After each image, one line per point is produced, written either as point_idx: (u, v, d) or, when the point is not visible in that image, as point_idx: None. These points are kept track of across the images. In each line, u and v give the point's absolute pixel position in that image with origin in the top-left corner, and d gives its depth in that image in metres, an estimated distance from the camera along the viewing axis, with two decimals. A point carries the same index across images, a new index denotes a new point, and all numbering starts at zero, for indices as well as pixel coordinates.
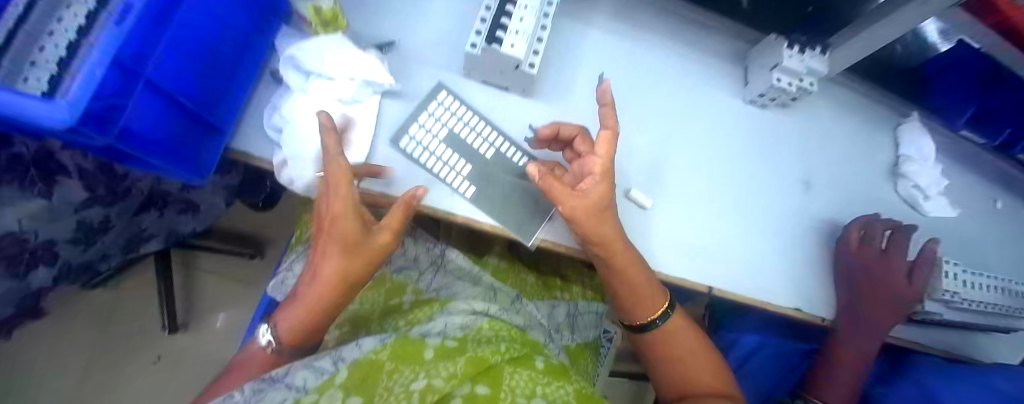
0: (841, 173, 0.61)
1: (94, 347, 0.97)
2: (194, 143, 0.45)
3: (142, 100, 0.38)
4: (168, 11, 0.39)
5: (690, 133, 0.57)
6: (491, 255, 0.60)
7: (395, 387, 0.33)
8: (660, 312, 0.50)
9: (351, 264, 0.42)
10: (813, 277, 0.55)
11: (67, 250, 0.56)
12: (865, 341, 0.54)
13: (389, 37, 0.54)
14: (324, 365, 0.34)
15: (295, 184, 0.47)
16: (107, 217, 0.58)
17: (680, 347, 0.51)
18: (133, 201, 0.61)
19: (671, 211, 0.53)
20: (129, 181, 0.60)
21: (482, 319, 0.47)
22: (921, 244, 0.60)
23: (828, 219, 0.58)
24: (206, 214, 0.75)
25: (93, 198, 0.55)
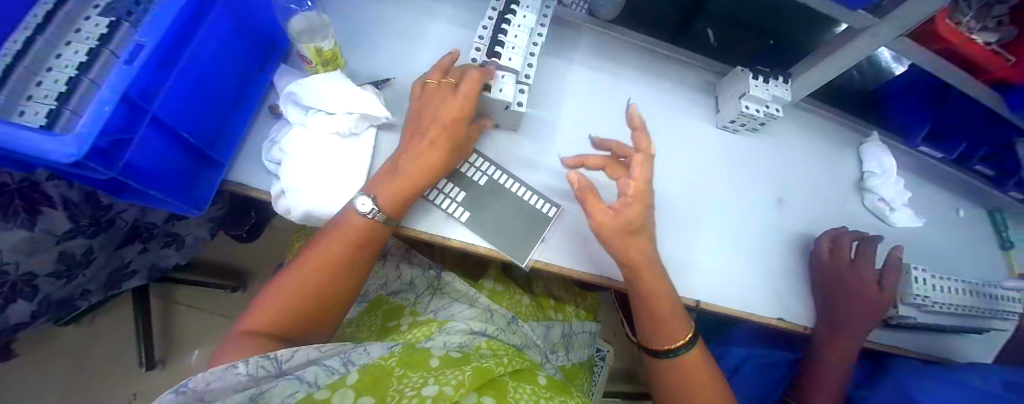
0: (812, 190, 0.65)
1: (65, 388, 0.92)
2: (192, 177, 0.46)
3: (145, 136, 0.40)
4: (173, 51, 0.41)
5: (671, 156, 0.60)
6: (486, 278, 0.59)
7: (406, 390, 0.33)
8: (685, 341, 0.50)
9: (451, 154, 0.48)
10: (792, 290, 0.58)
11: (48, 283, 0.57)
12: (848, 344, 0.56)
13: (384, 75, 0.57)
14: (335, 365, 0.35)
15: (291, 214, 0.48)
16: (89, 248, 0.58)
17: (698, 380, 0.49)
18: (116, 232, 0.61)
19: (695, 241, 0.56)
20: (113, 212, 0.58)
21: (480, 338, 0.47)
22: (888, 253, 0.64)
23: (803, 233, 0.61)
24: (189, 246, 0.76)
25: (75, 229, 0.55)
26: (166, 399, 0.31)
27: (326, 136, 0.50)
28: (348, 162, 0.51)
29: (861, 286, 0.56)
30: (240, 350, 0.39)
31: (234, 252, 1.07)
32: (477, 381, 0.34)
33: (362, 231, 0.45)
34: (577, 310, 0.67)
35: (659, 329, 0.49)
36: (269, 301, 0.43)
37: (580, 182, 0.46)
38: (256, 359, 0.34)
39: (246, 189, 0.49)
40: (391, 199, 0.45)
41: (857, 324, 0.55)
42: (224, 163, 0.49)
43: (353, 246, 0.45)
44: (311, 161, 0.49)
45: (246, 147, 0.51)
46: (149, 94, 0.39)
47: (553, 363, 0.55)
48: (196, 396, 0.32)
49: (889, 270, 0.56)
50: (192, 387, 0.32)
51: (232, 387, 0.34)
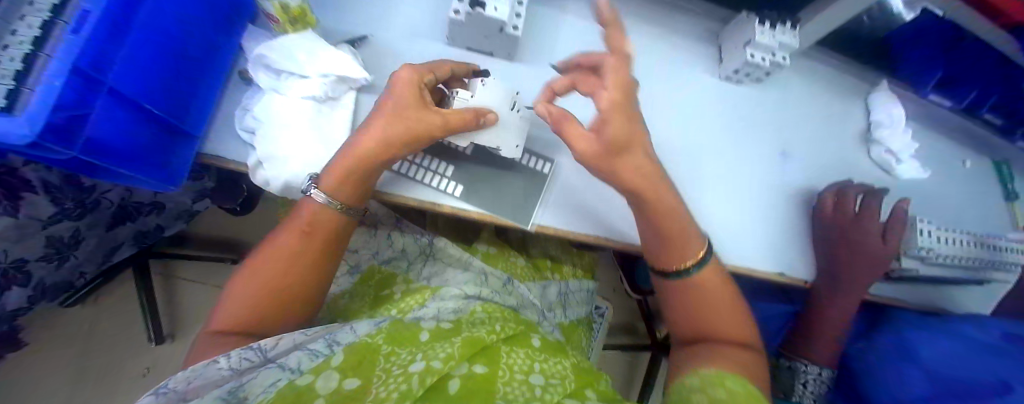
0: (815, 143, 0.62)
1: (77, 366, 0.95)
2: (165, 152, 0.45)
3: (103, 111, 0.38)
4: (124, 22, 0.40)
5: (672, 114, 0.58)
6: (480, 242, 0.58)
7: (394, 368, 0.32)
8: (697, 260, 0.45)
9: (394, 126, 0.43)
10: (795, 246, 0.57)
11: (40, 268, 0.57)
12: (845, 303, 0.56)
13: (362, 32, 0.54)
14: (318, 348, 0.34)
15: (271, 185, 0.47)
16: (76, 230, 0.58)
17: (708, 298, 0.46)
18: (102, 213, 0.60)
19: (711, 200, 0.56)
20: (97, 193, 0.57)
21: (475, 303, 0.47)
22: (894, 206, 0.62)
23: (807, 186, 0.60)
24: (171, 213, 0.74)
25: (60, 212, 0.54)
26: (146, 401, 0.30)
27: (300, 103, 0.48)
28: (329, 129, 0.49)
29: (866, 245, 0.55)
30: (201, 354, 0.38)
31: (231, 226, 1.07)
32: (467, 350, 0.33)
33: (307, 219, 0.45)
34: (574, 270, 0.67)
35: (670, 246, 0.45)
36: (228, 300, 0.43)
37: (556, 110, 0.42)
38: (238, 352, 0.34)
39: (223, 161, 0.48)
40: (331, 181, 0.44)
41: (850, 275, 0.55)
42: (196, 135, 0.46)
43: (301, 236, 0.45)
44: (288, 130, 0.47)
45: (222, 116, 0.49)
46: (101, 63, 0.38)
47: (552, 323, 0.55)
48: (179, 395, 0.31)
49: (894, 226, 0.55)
50: (173, 386, 0.31)
51: (213, 382, 0.33)
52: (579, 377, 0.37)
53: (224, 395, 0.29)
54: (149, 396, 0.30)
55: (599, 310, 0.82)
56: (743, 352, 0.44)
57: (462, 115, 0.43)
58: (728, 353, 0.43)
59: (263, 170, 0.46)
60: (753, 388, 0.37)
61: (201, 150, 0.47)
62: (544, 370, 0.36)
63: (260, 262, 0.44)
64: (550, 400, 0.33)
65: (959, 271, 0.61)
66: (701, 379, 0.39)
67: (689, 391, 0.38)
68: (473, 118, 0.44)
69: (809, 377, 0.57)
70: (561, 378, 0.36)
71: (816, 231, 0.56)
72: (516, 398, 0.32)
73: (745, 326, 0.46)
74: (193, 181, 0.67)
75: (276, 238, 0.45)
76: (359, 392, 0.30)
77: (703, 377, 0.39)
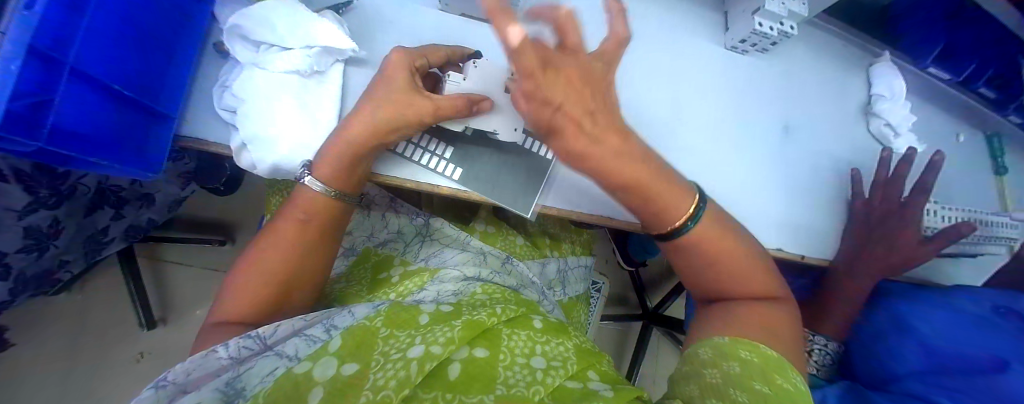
0: (817, 115, 0.61)
1: (68, 354, 0.94)
2: (139, 137, 0.43)
3: (68, 96, 0.36)
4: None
5: (670, 87, 0.56)
6: (477, 221, 0.57)
7: (391, 351, 0.32)
8: (690, 215, 0.41)
9: (386, 108, 0.41)
10: (794, 221, 0.56)
11: (20, 259, 0.55)
12: (861, 283, 0.57)
13: None
14: (316, 334, 0.33)
15: (257, 168, 0.45)
16: (55, 219, 0.56)
17: (719, 249, 0.42)
18: (79, 200, 0.58)
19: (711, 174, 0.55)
20: (73, 178, 0.55)
21: (475, 284, 0.46)
22: (913, 181, 0.61)
23: (807, 161, 0.59)
24: (161, 204, 0.72)
25: (36, 201, 0.52)
26: (144, 395, 0.29)
27: (283, 78, 0.46)
28: (317, 106, 0.47)
29: (900, 229, 0.56)
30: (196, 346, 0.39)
31: (217, 207, 1.05)
32: (467, 334, 0.33)
33: (300, 210, 0.43)
34: (572, 247, 0.67)
35: (660, 209, 0.40)
36: (226, 298, 0.41)
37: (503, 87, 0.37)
38: (237, 341, 0.33)
39: (204, 144, 0.46)
40: (325, 168, 0.43)
41: (869, 235, 0.56)
42: (172, 116, 0.44)
43: (295, 228, 0.43)
44: (274, 108, 0.45)
45: (196, 94, 0.46)
46: (61, 44, 0.36)
47: (553, 301, 0.55)
48: (178, 388, 0.31)
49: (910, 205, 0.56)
50: (172, 379, 0.30)
51: (213, 372, 0.33)
52: (580, 357, 0.37)
53: (221, 387, 0.29)
54: (147, 391, 0.29)
55: (596, 285, 0.82)
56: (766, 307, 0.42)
57: (451, 103, 0.41)
58: (747, 315, 0.41)
59: (248, 152, 0.45)
60: (768, 353, 0.36)
61: (180, 133, 0.45)
62: (546, 353, 0.36)
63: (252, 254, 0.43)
64: (551, 384, 0.32)
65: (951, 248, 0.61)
66: (714, 349, 0.38)
67: (702, 364, 0.38)
68: (463, 107, 0.41)
69: (815, 346, 0.59)
70: (563, 360, 0.36)
71: (852, 219, 0.57)
72: (517, 383, 0.32)
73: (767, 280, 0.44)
74: (173, 163, 0.65)
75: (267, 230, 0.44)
76: (358, 376, 0.30)
77: (716, 347, 0.38)
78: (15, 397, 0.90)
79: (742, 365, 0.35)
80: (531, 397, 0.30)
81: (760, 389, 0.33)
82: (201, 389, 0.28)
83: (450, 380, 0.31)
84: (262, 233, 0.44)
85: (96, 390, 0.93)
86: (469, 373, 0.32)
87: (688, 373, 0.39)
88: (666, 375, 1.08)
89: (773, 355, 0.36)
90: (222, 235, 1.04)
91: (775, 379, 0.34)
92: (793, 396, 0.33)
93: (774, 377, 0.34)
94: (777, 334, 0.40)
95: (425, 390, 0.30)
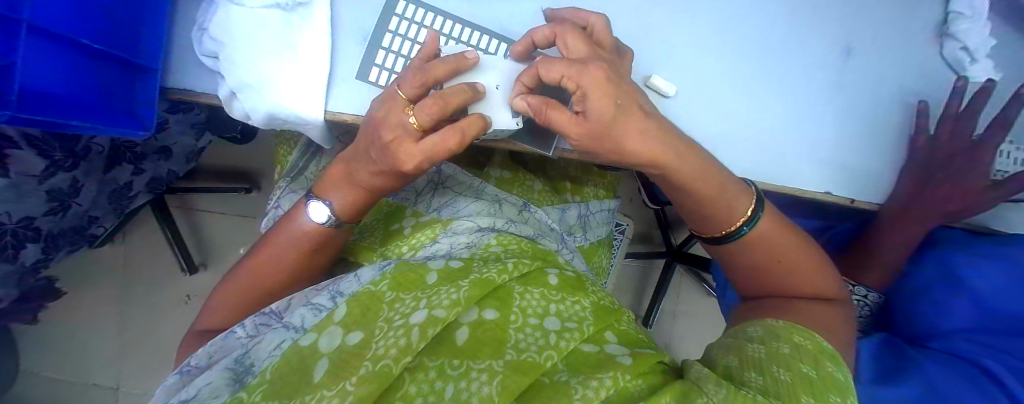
0: (882, 34, 0.51)
1: (120, 300, 1.03)
2: (127, 92, 0.42)
3: (32, 57, 0.34)
4: None
5: (696, 13, 0.49)
6: (493, 166, 0.55)
7: (396, 315, 0.31)
8: (746, 218, 0.40)
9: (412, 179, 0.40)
10: (843, 159, 0.50)
11: (48, 221, 0.57)
12: (912, 227, 0.54)
13: None
14: (322, 303, 0.32)
15: (252, 119, 0.44)
16: (75, 180, 0.56)
17: (778, 252, 0.41)
18: (97, 159, 0.58)
19: (739, 106, 0.49)
20: (85, 140, 0.54)
21: (490, 235, 0.44)
22: (990, 115, 0.53)
23: (864, 91, 0.51)
24: (178, 155, 0.72)
25: (53, 165, 0.52)
26: (172, 381, 0.30)
27: (262, 13, 0.42)
28: (306, 43, 0.43)
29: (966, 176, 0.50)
30: (222, 314, 0.40)
31: (236, 154, 1.05)
32: (474, 295, 0.32)
33: (310, 238, 0.42)
34: (595, 190, 0.64)
35: (715, 212, 0.40)
36: (257, 263, 0.42)
37: (536, 105, 0.34)
38: (253, 319, 0.34)
39: (191, 96, 0.45)
40: (352, 212, 0.42)
41: (925, 211, 0.52)
42: (156, 68, 0.43)
43: (307, 253, 0.42)
44: (264, 54, 0.42)
45: (178, 46, 0.45)
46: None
47: (572, 250, 0.53)
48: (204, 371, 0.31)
49: (982, 146, 0.49)
50: (196, 363, 0.31)
51: None
52: (597, 318, 0.36)
53: (231, 365, 0.29)
54: (172, 377, 0.30)
55: (621, 227, 0.80)
56: (815, 302, 0.41)
57: None
58: (806, 310, 0.39)
59: (238, 103, 0.43)
60: (823, 342, 0.34)
61: (165, 85, 0.45)
62: (560, 312, 0.35)
63: (257, 255, 0.43)
64: (564, 348, 0.31)
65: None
66: (765, 329, 0.36)
67: (749, 340, 0.35)
68: None
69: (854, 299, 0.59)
70: (579, 322, 0.34)
71: (909, 166, 0.51)
72: (528, 348, 0.30)
73: (824, 277, 0.42)
74: (184, 114, 0.63)
75: (272, 239, 0.43)
76: (361, 345, 0.29)
77: (767, 328, 0.36)
78: (88, 337, 1.02)
79: (795, 347, 0.33)
80: (544, 364, 0.29)
81: (809, 373, 0.30)
82: (213, 368, 0.28)
83: (458, 345, 0.30)
84: (282, 223, 0.43)
85: (147, 332, 1.02)
86: (480, 338, 0.31)
87: (729, 347, 0.36)
88: (688, 311, 1.08)
89: (828, 345, 0.34)
90: (249, 184, 1.05)
91: (825, 366, 0.31)
92: (845, 386, 0.30)
93: (826, 363, 0.32)
94: (830, 327, 0.38)
95: (430, 358, 0.29)
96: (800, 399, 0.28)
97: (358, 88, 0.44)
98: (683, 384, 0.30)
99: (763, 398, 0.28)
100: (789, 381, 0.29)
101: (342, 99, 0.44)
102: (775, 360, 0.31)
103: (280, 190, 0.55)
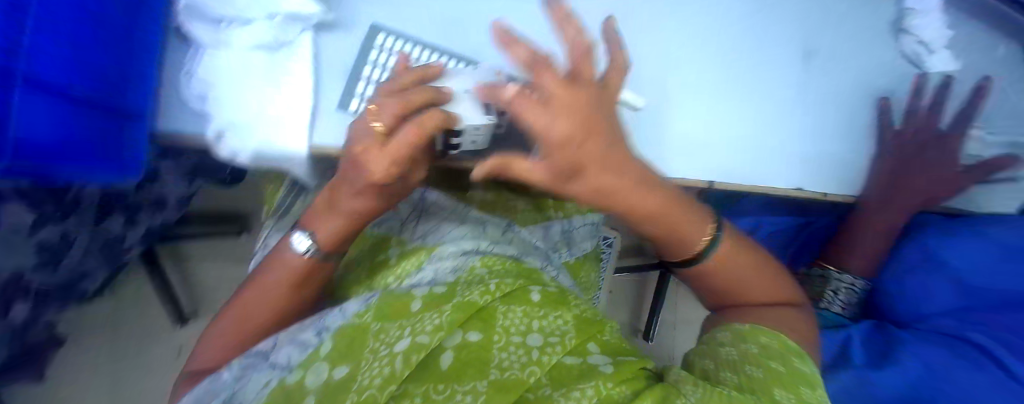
0: (843, 35, 0.54)
1: (107, 355, 1.00)
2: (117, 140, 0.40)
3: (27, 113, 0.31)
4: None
5: (664, 24, 0.51)
6: (476, 189, 0.57)
7: (382, 347, 0.31)
8: (708, 242, 0.38)
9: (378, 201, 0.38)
10: (822, 155, 0.52)
11: (36, 274, 0.56)
12: (883, 217, 0.57)
13: None
14: (309, 339, 0.32)
15: (240, 157, 0.44)
16: (65, 232, 0.56)
17: (739, 268, 0.41)
18: (88, 211, 0.58)
19: (713, 112, 0.50)
20: (75, 192, 0.54)
21: (474, 258, 0.44)
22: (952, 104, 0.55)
23: (833, 87, 0.53)
24: (173, 205, 0.73)
25: (42, 217, 0.52)
26: None
27: (248, 54, 0.44)
28: (293, 80, 0.44)
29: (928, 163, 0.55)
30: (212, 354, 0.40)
31: (226, 198, 1.05)
32: (458, 318, 0.32)
33: (296, 275, 0.42)
34: (578, 205, 0.63)
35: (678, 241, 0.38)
36: (241, 300, 0.42)
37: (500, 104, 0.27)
38: (239, 361, 0.33)
39: (184, 138, 0.44)
40: (331, 243, 0.41)
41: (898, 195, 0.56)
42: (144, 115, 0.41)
43: (290, 290, 0.42)
44: (254, 94, 0.43)
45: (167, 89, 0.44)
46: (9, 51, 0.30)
47: (558, 266, 0.53)
48: None
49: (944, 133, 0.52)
50: None
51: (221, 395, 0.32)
52: (579, 330, 0.36)
53: None
54: None
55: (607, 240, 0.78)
56: (784, 307, 0.42)
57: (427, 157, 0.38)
58: (764, 319, 0.40)
59: (225, 141, 0.43)
60: (787, 339, 0.34)
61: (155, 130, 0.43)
62: (543, 328, 0.35)
63: (239, 295, 0.43)
64: (546, 362, 0.32)
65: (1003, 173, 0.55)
66: (732, 333, 0.36)
67: (718, 343, 0.36)
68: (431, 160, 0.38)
69: (841, 285, 0.58)
70: (561, 335, 0.35)
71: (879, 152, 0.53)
72: (511, 365, 0.31)
73: (780, 285, 0.43)
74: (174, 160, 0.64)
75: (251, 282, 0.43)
76: (348, 378, 0.29)
77: (734, 331, 0.36)
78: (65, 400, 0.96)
79: (762, 348, 0.33)
80: (527, 380, 0.30)
81: (777, 369, 0.31)
82: None
83: (443, 370, 0.30)
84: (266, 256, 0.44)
85: (133, 387, 0.99)
86: (463, 360, 0.31)
87: (705, 350, 0.37)
88: (687, 320, 1.08)
89: (791, 342, 0.34)
90: (239, 227, 1.05)
91: (791, 361, 0.32)
92: (807, 377, 0.31)
93: (790, 360, 0.32)
94: (789, 330, 0.38)
95: (417, 385, 0.29)
96: (774, 395, 0.29)
97: (338, 117, 0.45)
98: (664, 386, 0.31)
99: (738, 394, 0.28)
100: (763, 378, 0.30)
101: (327, 131, 0.45)
102: (748, 359, 0.32)
103: (270, 230, 0.56)
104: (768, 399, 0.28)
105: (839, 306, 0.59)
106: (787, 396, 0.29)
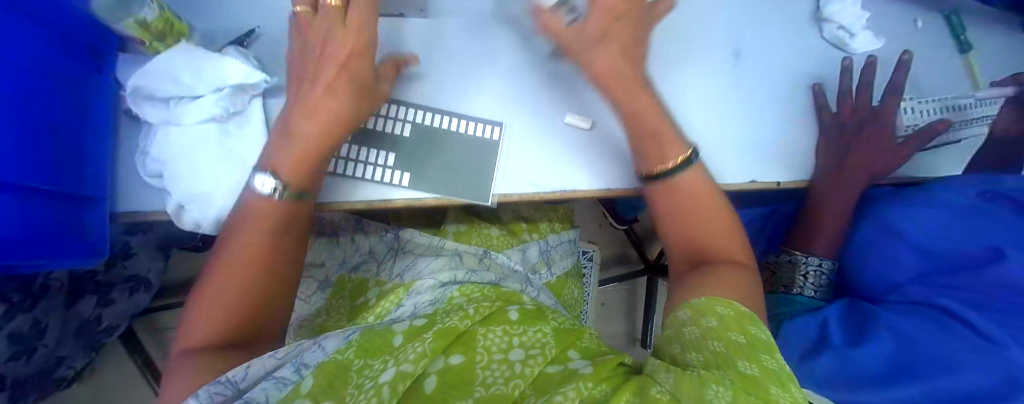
0: (768, 35, 0.58)
1: None
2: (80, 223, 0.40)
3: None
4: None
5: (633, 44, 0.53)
6: (448, 222, 0.57)
7: (365, 382, 0.32)
8: (683, 158, 0.44)
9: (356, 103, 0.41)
10: (767, 149, 0.55)
11: (8, 367, 0.54)
12: (838, 198, 0.59)
13: (250, 26, 0.50)
14: (286, 375, 0.31)
15: (204, 227, 0.44)
16: (35, 320, 0.54)
17: (696, 206, 0.45)
18: (57, 295, 0.57)
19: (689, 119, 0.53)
20: (43, 277, 0.53)
21: (452, 288, 0.45)
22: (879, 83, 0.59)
23: (765, 84, 0.57)
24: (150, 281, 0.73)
25: (11, 308, 0.50)
26: None
27: (200, 128, 0.44)
28: (246, 146, 0.46)
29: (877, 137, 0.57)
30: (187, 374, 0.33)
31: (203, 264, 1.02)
32: (439, 344, 0.34)
33: (273, 214, 0.39)
34: (551, 225, 0.65)
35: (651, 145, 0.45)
36: (211, 282, 0.37)
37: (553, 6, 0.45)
38: (206, 387, 0.29)
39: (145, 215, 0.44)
40: (297, 168, 0.39)
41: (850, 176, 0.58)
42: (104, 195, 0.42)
43: (271, 233, 0.39)
44: (210, 165, 0.44)
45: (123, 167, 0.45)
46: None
47: (538, 286, 0.54)
48: None
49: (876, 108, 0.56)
50: None
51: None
52: (558, 340, 0.39)
53: None
54: None
55: (587, 254, 0.80)
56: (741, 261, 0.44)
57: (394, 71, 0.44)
58: (724, 273, 0.41)
59: (187, 215, 0.43)
60: (743, 307, 0.36)
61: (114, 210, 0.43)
62: (524, 343, 0.38)
63: (205, 270, 0.38)
64: (529, 374, 0.34)
65: (941, 138, 0.59)
66: (689, 308, 0.37)
67: (680, 323, 0.37)
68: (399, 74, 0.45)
69: (810, 268, 0.60)
70: (542, 346, 0.37)
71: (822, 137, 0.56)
72: (495, 381, 0.33)
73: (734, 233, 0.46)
74: (144, 233, 0.63)
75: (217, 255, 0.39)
76: None
77: (691, 306, 0.37)
78: None
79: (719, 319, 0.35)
80: (511, 393, 0.32)
81: (737, 340, 0.33)
82: None
83: (427, 393, 0.32)
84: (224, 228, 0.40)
85: None
86: (447, 384, 0.33)
87: (668, 334, 0.38)
88: None
89: (745, 307, 0.36)
90: None
91: (749, 328, 0.34)
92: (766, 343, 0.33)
93: (748, 325, 0.34)
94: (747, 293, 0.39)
95: None
96: (737, 362, 0.31)
97: None
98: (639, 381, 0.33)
99: (705, 372, 0.31)
100: (725, 349, 0.32)
101: None
102: (709, 332, 0.34)
103: None
104: (736, 372, 0.30)
105: (811, 290, 0.60)
106: (748, 365, 0.31)
